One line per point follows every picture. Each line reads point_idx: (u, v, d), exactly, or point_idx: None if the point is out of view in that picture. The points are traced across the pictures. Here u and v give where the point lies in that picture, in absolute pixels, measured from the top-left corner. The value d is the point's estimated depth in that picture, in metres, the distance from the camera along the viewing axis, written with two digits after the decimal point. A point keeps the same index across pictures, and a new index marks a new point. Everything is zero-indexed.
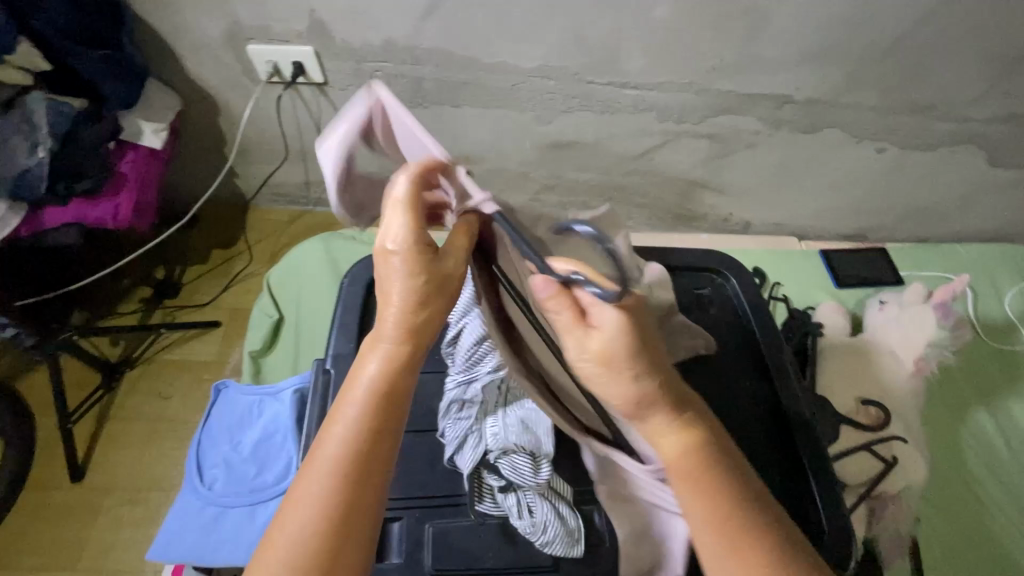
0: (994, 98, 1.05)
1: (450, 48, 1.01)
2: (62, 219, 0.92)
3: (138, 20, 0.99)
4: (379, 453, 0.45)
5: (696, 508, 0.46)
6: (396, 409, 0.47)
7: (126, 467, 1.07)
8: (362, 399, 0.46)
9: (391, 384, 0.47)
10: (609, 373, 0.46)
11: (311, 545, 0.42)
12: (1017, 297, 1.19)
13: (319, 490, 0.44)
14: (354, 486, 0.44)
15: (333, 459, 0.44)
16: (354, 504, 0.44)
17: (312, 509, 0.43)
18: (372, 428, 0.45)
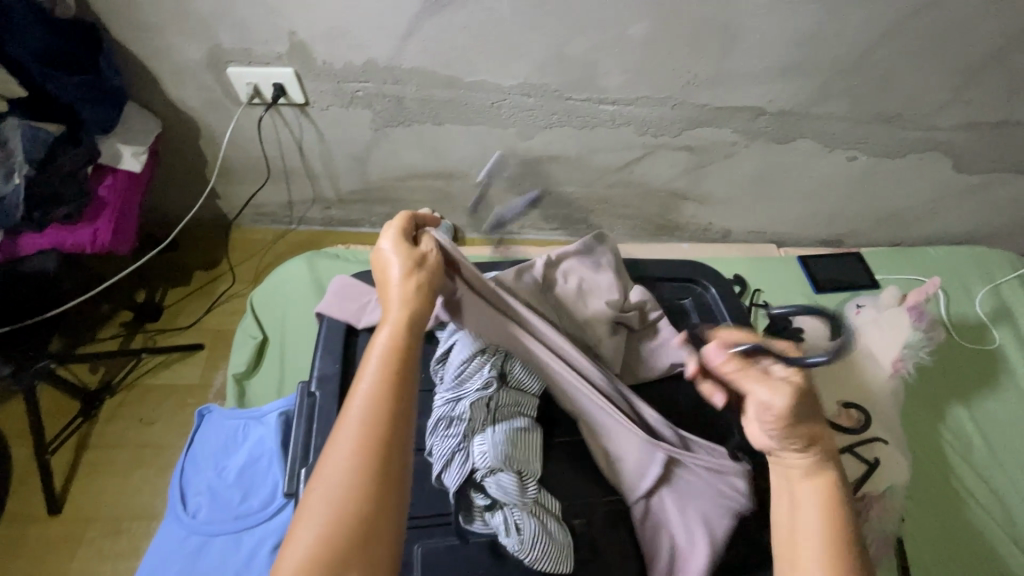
0: (957, 107, 1.10)
1: (431, 68, 1.02)
2: (37, 246, 0.92)
3: (117, 44, 0.98)
4: (400, 395, 0.48)
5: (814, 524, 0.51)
6: (411, 357, 0.51)
7: (108, 497, 1.04)
8: (381, 354, 0.50)
9: (404, 342, 0.51)
10: (794, 414, 0.53)
11: (349, 483, 0.43)
12: (988, 297, 1.23)
13: (348, 452, 0.44)
14: (383, 435, 0.46)
15: (358, 420, 0.46)
16: (386, 444, 0.45)
17: (346, 471, 0.44)
18: (390, 374, 0.49)
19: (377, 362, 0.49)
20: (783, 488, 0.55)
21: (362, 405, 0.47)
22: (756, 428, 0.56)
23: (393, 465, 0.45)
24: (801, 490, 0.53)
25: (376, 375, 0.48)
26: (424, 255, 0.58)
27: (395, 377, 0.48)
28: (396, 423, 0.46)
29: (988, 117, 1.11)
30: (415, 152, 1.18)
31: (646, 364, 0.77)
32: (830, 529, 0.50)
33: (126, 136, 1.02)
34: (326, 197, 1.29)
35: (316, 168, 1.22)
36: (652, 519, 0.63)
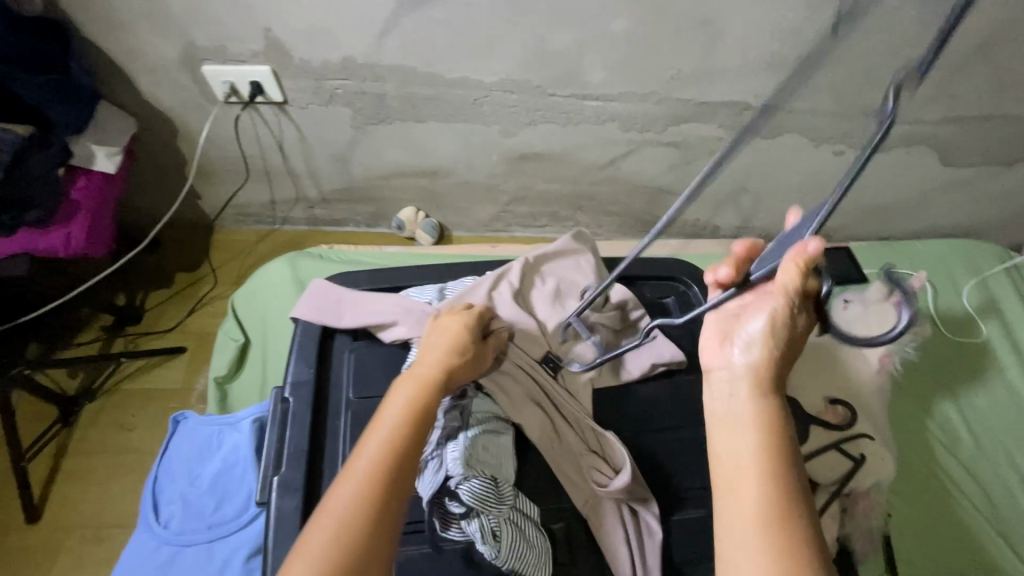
0: (943, 100, 1.09)
1: (411, 65, 1.01)
2: (9, 249, 0.90)
3: (88, 43, 0.96)
4: (415, 448, 0.50)
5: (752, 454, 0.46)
6: (431, 417, 0.53)
7: (87, 504, 1.03)
8: (404, 407, 0.52)
9: (426, 398, 0.54)
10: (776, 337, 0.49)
11: (349, 523, 0.44)
12: (975, 291, 1.23)
13: (357, 490, 0.46)
14: (393, 483, 0.47)
15: (371, 462, 0.47)
16: (392, 491, 0.46)
17: (350, 508, 0.45)
18: (411, 427, 0.51)
19: (399, 410, 0.52)
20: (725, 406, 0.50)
21: (378, 450, 0.48)
22: (750, 325, 0.51)
23: (393, 516, 0.46)
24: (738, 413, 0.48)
25: (397, 422, 0.51)
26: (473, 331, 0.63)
27: (414, 429, 0.51)
28: (405, 473, 0.48)
29: (973, 111, 1.11)
30: (398, 150, 1.16)
31: (627, 364, 0.76)
32: (769, 460, 0.46)
33: (99, 136, 0.99)
34: (308, 197, 1.27)
35: (298, 168, 1.20)
36: (594, 517, 0.65)
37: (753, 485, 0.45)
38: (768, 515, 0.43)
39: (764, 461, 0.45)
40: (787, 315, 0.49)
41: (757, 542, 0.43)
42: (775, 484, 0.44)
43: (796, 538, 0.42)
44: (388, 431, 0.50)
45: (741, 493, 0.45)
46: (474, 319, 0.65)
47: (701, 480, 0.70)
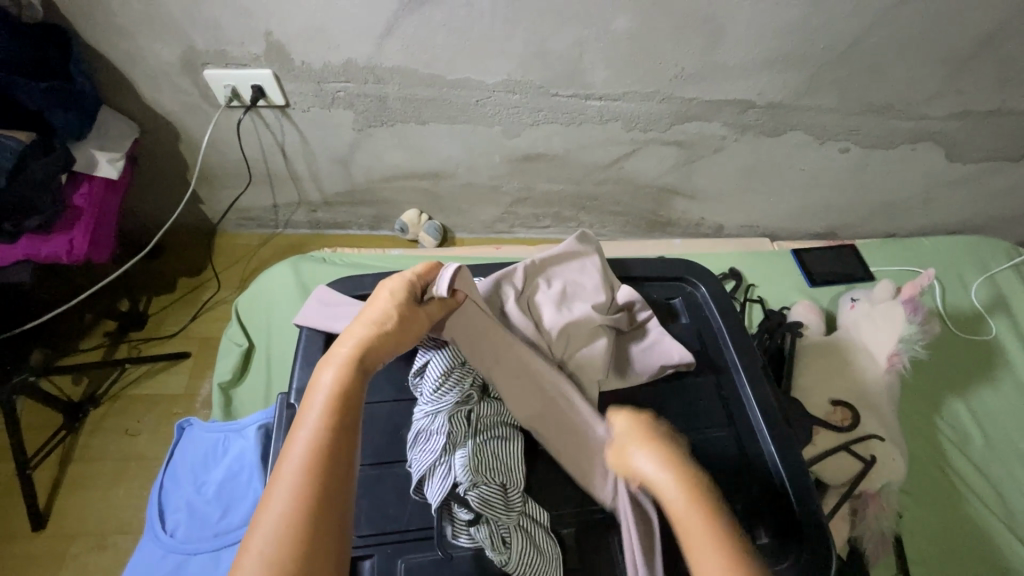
0: (948, 96, 1.08)
1: (413, 66, 1.00)
2: (12, 257, 0.90)
3: (88, 49, 0.96)
4: (344, 437, 0.48)
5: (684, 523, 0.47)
6: (356, 400, 0.51)
7: (93, 511, 1.02)
8: (325, 396, 0.50)
9: (346, 383, 0.51)
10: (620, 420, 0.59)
11: (289, 525, 0.42)
12: (983, 287, 1.21)
13: (288, 493, 0.44)
14: (327, 476, 0.45)
15: (299, 463, 0.46)
16: (327, 484, 0.45)
17: (287, 513, 0.43)
18: (334, 416, 0.49)
19: (320, 404, 0.49)
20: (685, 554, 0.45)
21: (305, 449, 0.46)
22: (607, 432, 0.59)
23: (334, 509, 0.45)
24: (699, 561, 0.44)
25: (323, 415, 0.49)
26: (403, 300, 0.60)
27: (339, 419, 0.49)
28: (337, 468, 0.46)
29: (980, 106, 1.10)
30: (399, 152, 1.16)
31: (635, 366, 0.76)
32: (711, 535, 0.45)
33: (100, 142, 0.99)
34: (311, 200, 1.27)
35: (300, 171, 1.20)
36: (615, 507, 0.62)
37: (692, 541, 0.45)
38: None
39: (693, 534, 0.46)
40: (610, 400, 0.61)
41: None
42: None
43: None
44: (314, 425, 0.48)
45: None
46: (399, 287, 0.61)
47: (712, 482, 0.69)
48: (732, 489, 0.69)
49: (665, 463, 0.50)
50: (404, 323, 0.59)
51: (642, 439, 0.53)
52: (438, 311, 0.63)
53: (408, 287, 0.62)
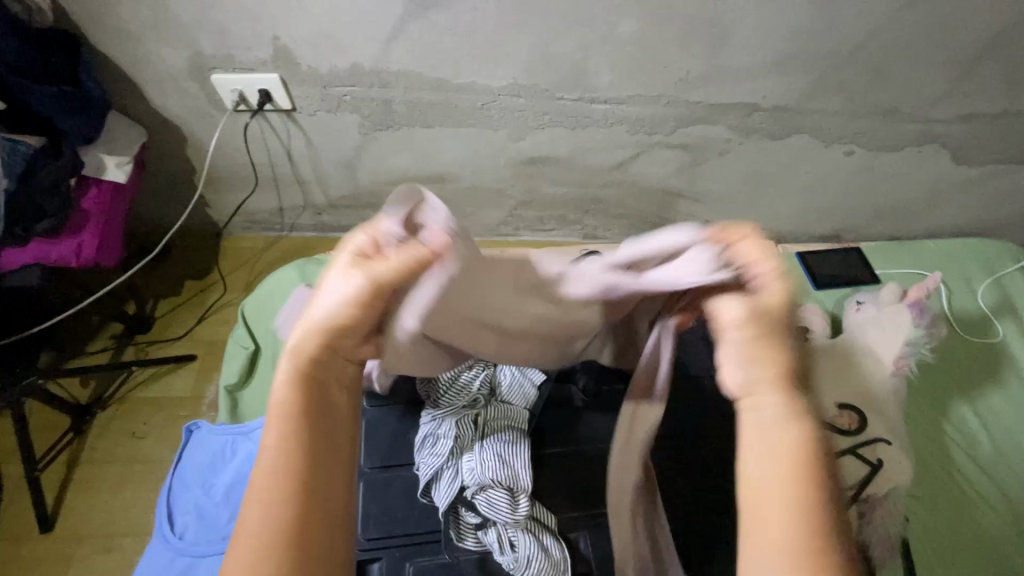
0: (953, 99, 1.08)
1: (418, 70, 1.01)
2: (22, 260, 0.91)
3: (98, 53, 0.97)
4: (314, 456, 0.44)
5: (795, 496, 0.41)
6: (317, 411, 0.46)
7: (100, 513, 1.03)
8: (280, 418, 0.45)
9: (301, 400, 0.46)
10: (758, 334, 0.47)
11: (271, 566, 0.39)
12: (990, 290, 1.21)
13: (263, 535, 0.40)
14: (304, 505, 0.42)
15: (268, 499, 0.42)
16: (307, 512, 0.42)
17: (266, 555, 0.40)
18: (296, 438, 0.44)
19: (277, 430, 0.44)
20: (751, 451, 0.44)
21: (271, 483, 0.42)
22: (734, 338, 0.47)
23: (321, 535, 0.42)
24: (778, 465, 0.42)
25: (280, 447, 0.44)
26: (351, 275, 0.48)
27: (305, 439, 0.44)
28: (314, 491, 0.43)
29: (986, 108, 1.10)
30: (405, 156, 1.16)
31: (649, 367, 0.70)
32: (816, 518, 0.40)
33: (109, 146, 1.00)
34: (317, 203, 1.28)
35: (306, 174, 1.20)
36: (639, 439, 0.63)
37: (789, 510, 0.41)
38: (814, 555, 0.39)
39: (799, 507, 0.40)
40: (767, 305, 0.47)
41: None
42: (817, 526, 0.40)
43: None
44: (277, 455, 0.43)
45: (771, 553, 0.39)
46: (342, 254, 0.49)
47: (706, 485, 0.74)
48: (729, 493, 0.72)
49: (795, 413, 0.45)
50: (353, 302, 0.48)
51: (778, 328, 0.47)
52: (400, 273, 0.48)
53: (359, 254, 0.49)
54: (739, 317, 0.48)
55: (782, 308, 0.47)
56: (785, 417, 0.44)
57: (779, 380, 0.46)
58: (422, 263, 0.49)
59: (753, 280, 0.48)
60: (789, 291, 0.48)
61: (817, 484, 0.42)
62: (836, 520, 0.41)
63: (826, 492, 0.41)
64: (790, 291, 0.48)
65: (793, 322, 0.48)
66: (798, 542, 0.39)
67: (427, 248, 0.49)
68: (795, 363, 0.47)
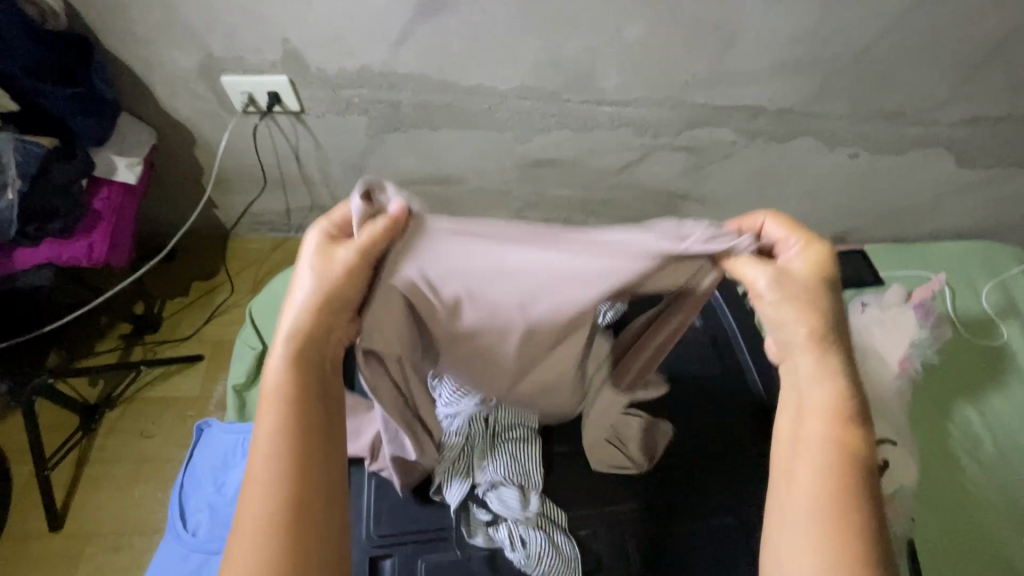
0: (957, 102, 1.09)
1: (427, 72, 1.02)
2: (34, 259, 0.91)
3: (110, 56, 0.98)
4: (307, 429, 0.49)
5: (821, 438, 0.50)
6: (308, 389, 0.50)
7: (109, 511, 1.03)
8: (275, 395, 0.49)
9: (292, 379, 0.50)
10: (792, 299, 0.54)
11: (272, 524, 0.44)
12: (994, 292, 1.21)
13: (263, 499, 0.45)
14: (298, 471, 0.46)
15: (267, 466, 0.46)
16: (302, 477, 0.46)
17: (268, 515, 0.45)
18: (290, 414, 0.48)
19: (272, 407, 0.49)
20: (791, 404, 0.54)
21: (269, 453, 0.47)
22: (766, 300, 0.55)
23: (317, 498, 0.46)
24: (818, 414, 0.51)
25: (277, 424, 0.48)
26: (330, 257, 0.53)
27: (297, 414, 0.49)
28: (307, 460, 0.47)
29: (989, 112, 1.10)
30: (412, 158, 1.17)
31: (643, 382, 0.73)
32: (840, 459, 0.49)
33: (119, 148, 1.01)
34: (324, 205, 1.28)
35: (314, 176, 1.21)
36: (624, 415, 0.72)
37: (817, 449, 0.50)
38: (840, 487, 0.48)
39: (822, 446, 0.50)
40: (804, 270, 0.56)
41: (825, 526, 0.47)
42: (845, 464, 0.49)
43: (857, 511, 0.47)
44: (272, 428, 0.48)
45: (801, 483, 0.49)
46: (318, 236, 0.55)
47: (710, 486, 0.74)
48: (728, 492, 0.74)
49: (831, 376, 0.53)
50: (337, 274, 0.52)
51: (812, 294, 0.55)
52: (377, 239, 0.53)
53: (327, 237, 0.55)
54: (768, 282, 0.54)
55: (815, 278, 0.55)
56: (825, 375, 0.53)
57: (817, 338, 0.53)
58: (390, 229, 0.53)
59: (785, 256, 0.57)
60: (823, 264, 0.56)
61: (851, 431, 0.50)
62: (862, 460, 0.49)
63: (859, 439, 0.50)
64: (823, 263, 0.56)
65: (829, 291, 0.55)
66: (829, 476, 0.49)
67: (389, 214, 0.53)
68: (834, 324, 0.54)
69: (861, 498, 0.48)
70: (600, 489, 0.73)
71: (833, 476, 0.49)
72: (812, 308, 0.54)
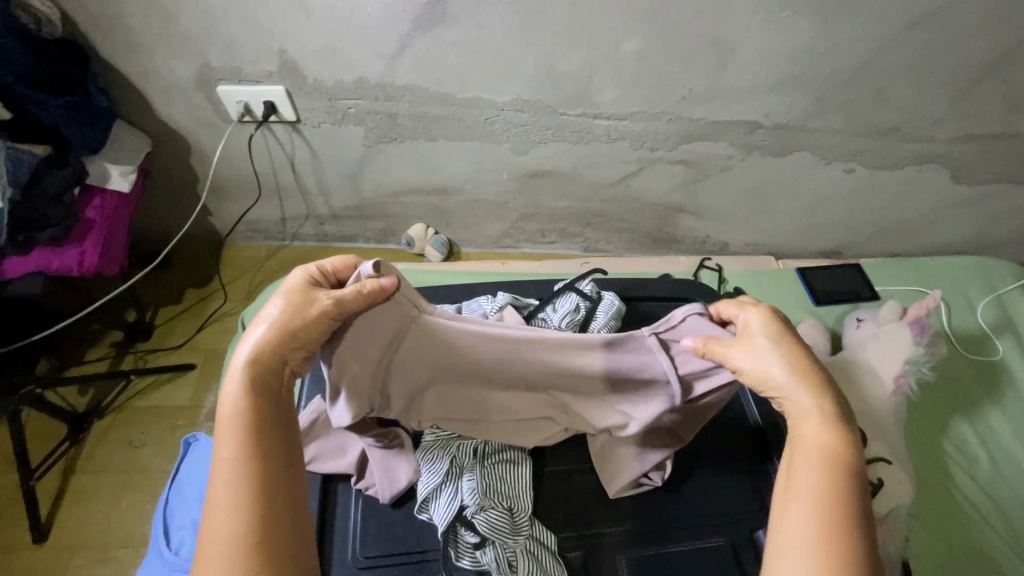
0: (953, 120, 1.09)
1: (424, 84, 1.01)
2: (24, 269, 0.91)
3: (106, 64, 0.97)
4: (269, 449, 0.53)
5: (817, 474, 0.52)
6: (266, 410, 0.54)
7: (95, 523, 1.02)
8: (235, 419, 0.53)
9: (248, 404, 0.53)
10: (778, 352, 0.57)
11: (241, 540, 0.48)
12: (990, 308, 1.21)
13: (230, 517, 0.49)
14: (264, 490, 0.51)
15: (230, 487, 0.50)
16: (267, 495, 0.51)
17: (235, 533, 0.49)
18: (251, 434, 0.52)
19: (233, 430, 0.52)
20: (788, 440, 0.56)
21: (235, 472, 0.51)
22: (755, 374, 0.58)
23: (282, 511, 0.51)
24: (812, 447, 0.53)
25: (236, 452, 0.51)
26: (305, 300, 0.55)
27: (256, 435, 0.53)
28: (269, 479, 0.51)
29: (985, 129, 1.11)
30: (408, 168, 1.17)
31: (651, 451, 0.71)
32: (834, 492, 0.51)
33: (114, 155, 1.01)
34: (319, 213, 1.28)
35: (310, 186, 1.21)
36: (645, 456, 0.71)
37: (810, 479, 0.52)
38: (833, 518, 0.50)
39: (816, 477, 0.52)
40: (772, 330, 0.58)
41: (818, 553, 0.48)
42: (838, 495, 0.50)
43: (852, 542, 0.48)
44: (234, 449, 0.52)
45: (799, 514, 0.51)
46: (299, 278, 0.57)
47: (703, 503, 0.74)
48: (722, 510, 0.74)
49: (827, 413, 0.55)
50: (308, 320, 0.55)
51: (793, 347, 0.58)
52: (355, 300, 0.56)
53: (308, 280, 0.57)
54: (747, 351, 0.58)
55: (779, 342, 0.57)
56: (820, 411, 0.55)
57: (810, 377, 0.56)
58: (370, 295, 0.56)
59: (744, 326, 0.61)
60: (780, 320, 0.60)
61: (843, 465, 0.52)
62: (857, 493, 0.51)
63: (853, 472, 0.52)
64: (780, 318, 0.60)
65: (801, 349, 0.58)
66: (822, 512, 0.50)
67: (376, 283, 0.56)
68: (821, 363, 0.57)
69: (857, 532, 0.49)
70: (590, 509, 0.72)
71: (828, 509, 0.50)
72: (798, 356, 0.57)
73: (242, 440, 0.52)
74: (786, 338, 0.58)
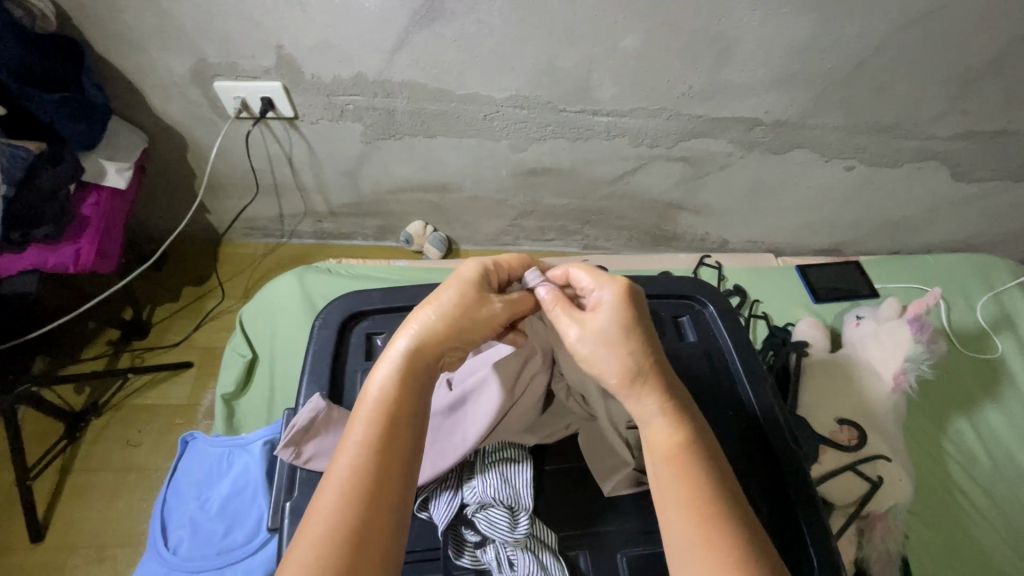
0: (953, 117, 1.08)
1: (422, 80, 1.01)
2: (19, 266, 0.91)
3: (101, 60, 0.96)
4: (405, 442, 0.49)
5: (675, 477, 0.49)
6: (411, 400, 0.51)
7: (92, 521, 1.02)
8: (377, 402, 0.50)
9: (398, 387, 0.51)
10: (613, 336, 0.56)
11: (343, 531, 0.43)
12: (989, 306, 1.21)
13: (335, 503, 0.44)
14: (378, 484, 0.46)
15: (349, 470, 0.46)
16: (377, 488, 0.45)
17: (339, 521, 0.43)
18: (389, 420, 0.49)
19: (372, 413, 0.49)
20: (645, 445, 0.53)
21: (355, 454, 0.47)
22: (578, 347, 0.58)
23: (388, 515, 0.45)
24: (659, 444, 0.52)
25: (364, 435, 0.48)
26: (473, 298, 0.58)
27: (392, 425, 0.49)
28: (391, 475, 0.46)
29: (985, 127, 1.10)
30: (407, 165, 1.16)
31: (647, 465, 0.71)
32: (694, 490, 0.48)
33: (109, 152, 1.00)
34: (318, 212, 1.28)
35: (307, 182, 1.20)
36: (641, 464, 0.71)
37: (673, 481, 0.49)
38: (702, 515, 0.47)
39: (677, 476, 0.49)
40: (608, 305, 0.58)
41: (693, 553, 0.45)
42: (697, 491, 0.48)
43: (716, 539, 0.45)
44: (362, 432, 0.48)
45: (672, 516, 0.48)
46: (472, 271, 0.60)
47: None
48: None
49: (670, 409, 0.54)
50: (472, 318, 0.57)
51: (631, 328, 0.56)
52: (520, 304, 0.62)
53: (478, 272, 0.60)
54: (577, 331, 0.57)
55: (613, 317, 0.56)
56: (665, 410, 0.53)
57: (634, 370, 0.54)
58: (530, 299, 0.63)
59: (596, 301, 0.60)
60: (624, 298, 0.58)
61: (686, 442, 0.51)
62: (714, 467, 0.51)
63: (710, 470, 0.50)
64: (624, 296, 0.58)
65: (641, 322, 0.57)
66: (688, 508, 0.47)
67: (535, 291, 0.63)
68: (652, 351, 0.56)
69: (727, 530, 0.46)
70: (591, 506, 0.72)
71: (692, 507, 0.47)
72: (635, 336, 0.56)
73: (375, 424, 0.48)
74: (630, 321, 0.57)
